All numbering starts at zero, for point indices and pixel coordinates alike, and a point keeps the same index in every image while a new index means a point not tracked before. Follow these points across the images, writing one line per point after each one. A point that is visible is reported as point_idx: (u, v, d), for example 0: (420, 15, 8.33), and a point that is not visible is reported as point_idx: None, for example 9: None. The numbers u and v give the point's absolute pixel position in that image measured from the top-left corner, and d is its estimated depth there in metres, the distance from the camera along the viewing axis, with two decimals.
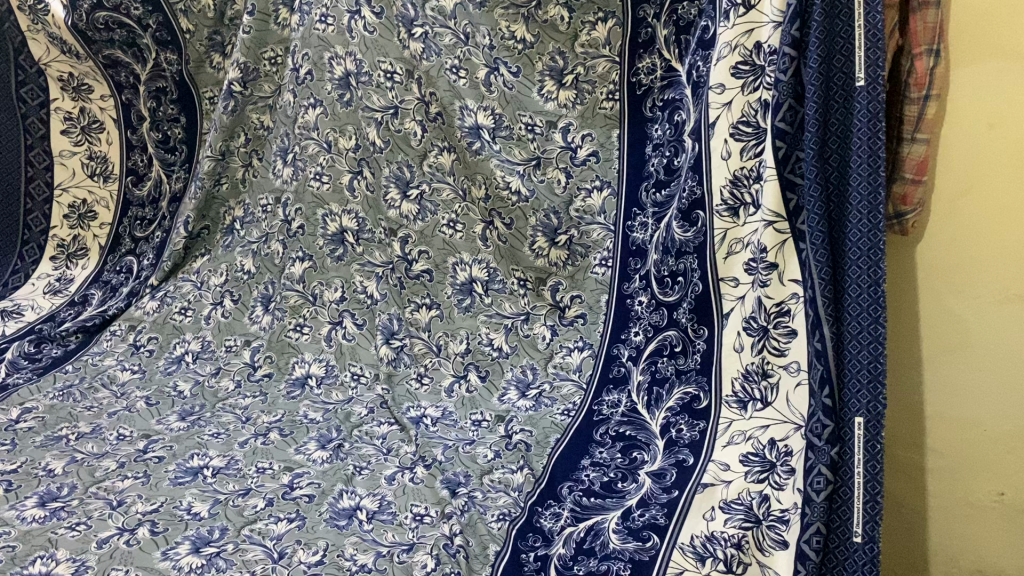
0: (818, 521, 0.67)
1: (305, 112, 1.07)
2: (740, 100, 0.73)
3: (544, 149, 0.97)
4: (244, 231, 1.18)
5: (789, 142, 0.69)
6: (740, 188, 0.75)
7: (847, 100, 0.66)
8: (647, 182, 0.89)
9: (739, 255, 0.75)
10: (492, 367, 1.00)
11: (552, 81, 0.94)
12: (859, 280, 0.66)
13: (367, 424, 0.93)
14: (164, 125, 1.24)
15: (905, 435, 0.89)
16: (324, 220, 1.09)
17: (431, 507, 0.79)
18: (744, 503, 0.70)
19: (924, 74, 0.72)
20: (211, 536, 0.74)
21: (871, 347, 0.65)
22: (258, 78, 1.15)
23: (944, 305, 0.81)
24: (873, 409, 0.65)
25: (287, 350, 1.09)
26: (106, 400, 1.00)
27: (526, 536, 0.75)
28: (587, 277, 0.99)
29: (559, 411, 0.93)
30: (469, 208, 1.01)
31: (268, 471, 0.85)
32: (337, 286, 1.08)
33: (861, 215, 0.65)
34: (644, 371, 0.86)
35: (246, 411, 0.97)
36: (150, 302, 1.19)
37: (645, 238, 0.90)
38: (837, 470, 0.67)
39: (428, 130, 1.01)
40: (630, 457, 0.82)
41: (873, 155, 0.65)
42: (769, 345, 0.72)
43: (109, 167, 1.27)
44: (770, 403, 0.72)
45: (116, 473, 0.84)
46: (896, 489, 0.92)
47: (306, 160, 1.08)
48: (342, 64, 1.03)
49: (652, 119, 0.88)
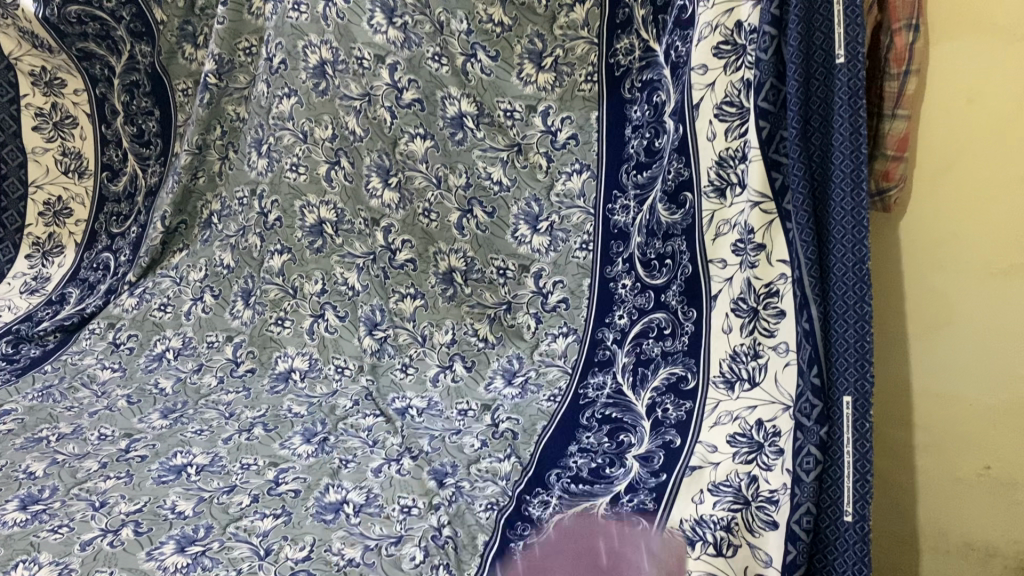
0: (807, 501, 0.66)
1: (279, 103, 1.06)
2: (723, 80, 0.73)
3: (525, 135, 0.96)
4: (222, 225, 1.17)
5: (771, 121, 0.68)
6: (726, 168, 0.74)
7: (828, 78, 0.65)
8: (627, 165, 0.89)
9: (727, 236, 0.75)
10: (477, 357, 0.99)
11: (532, 64, 0.93)
12: (844, 259, 0.66)
13: (353, 417, 0.92)
14: (139, 119, 1.21)
15: (891, 412, 0.89)
16: (302, 212, 1.07)
17: (419, 498, 0.79)
18: (733, 485, 0.69)
19: (904, 49, 0.71)
20: (196, 534, 0.74)
21: (858, 326, 0.65)
22: (233, 70, 1.13)
23: (928, 282, 0.81)
24: (861, 388, 0.65)
25: (269, 345, 1.07)
26: (87, 400, 0.99)
27: (515, 525, 0.75)
28: (570, 261, 0.96)
29: (545, 399, 0.92)
30: (442, 196, 1.00)
31: (253, 467, 0.84)
32: (316, 278, 1.07)
33: (845, 193, 0.65)
34: (629, 354, 0.86)
35: (230, 407, 0.96)
36: (128, 300, 1.18)
37: (627, 221, 0.89)
38: (826, 450, 0.67)
39: (398, 116, 1.00)
40: (617, 441, 0.81)
41: (855, 132, 0.64)
42: (758, 327, 0.72)
43: (84, 163, 1.24)
44: (758, 384, 0.71)
45: (98, 473, 0.83)
46: (884, 467, 0.92)
47: (281, 150, 1.07)
48: (316, 52, 1.01)
49: (632, 101, 0.88)
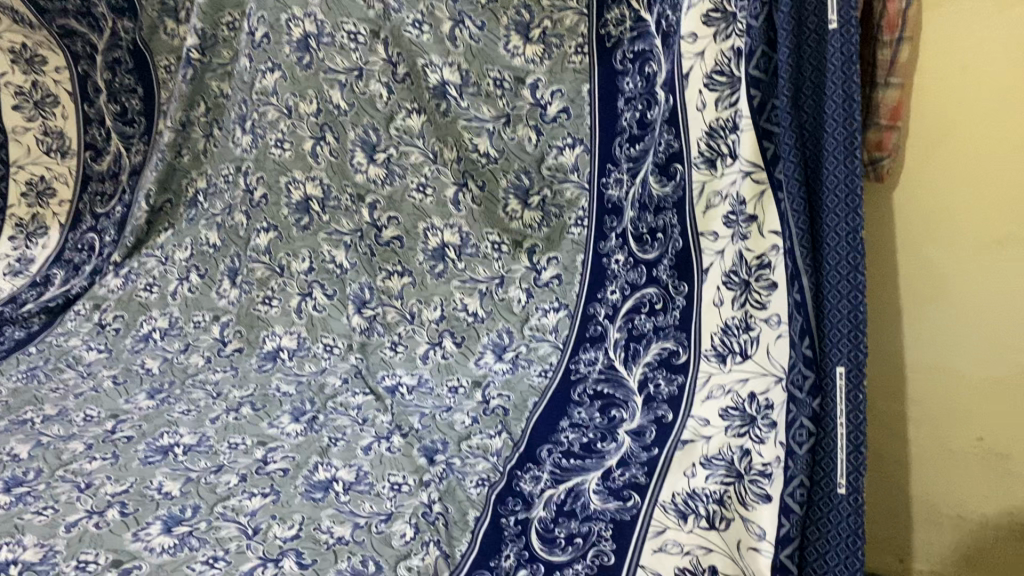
0: (801, 474, 0.65)
1: (263, 77, 1.05)
2: (713, 49, 0.71)
3: (514, 105, 0.94)
4: (208, 204, 1.16)
5: (763, 90, 0.67)
6: (716, 139, 0.73)
7: (821, 45, 0.64)
8: (620, 137, 0.87)
9: (718, 208, 0.74)
10: (467, 332, 0.97)
11: (518, 36, 0.92)
12: (837, 228, 0.64)
13: (342, 395, 0.91)
14: (122, 96, 1.19)
15: (885, 384, 0.89)
16: (288, 187, 1.06)
17: (409, 476, 0.78)
18: (725, 458, 0.69)
19: (897, 15, 0.70)
20: (183, 514, 0.73)
21: (851, 296, 0.63)
22: (216, 45, 1.12)
23: (920, 253, 0.81)
24: (855, 359, 0.63)
25: (256, 324, 1.05)
26: (72, 381, 0.98)
27: (506, 501, 0.74)
28: (563, 237, 0.96)
29: (536, 372, 0.91)
30: (440, 170, 0.99)
31: (241, 446, 0.83)
32: (304, 256, 1.05)
33: (838, 162, 0.64)
34: (621, 329, 0.85)
35: (218, 387, 0.95)
36: (114, 280, 1.16)
37: (620, 195, 0.88)
38: (819, 422, 0.65)
39: (393, 91, 0.98)
40: (608, 417, 0.81)
41: (847, 98, 0.62)
42: (750, 299, 0.71)
43: (66, 142, 1.21)
44: (750, 356, 0.71)
45: (83, 455, 0.82)
46: (878, 440, 0.92)
47: (266, 127, 1.06)
48: (300, 25, 1.00)
49: (623, 72, 0.86)
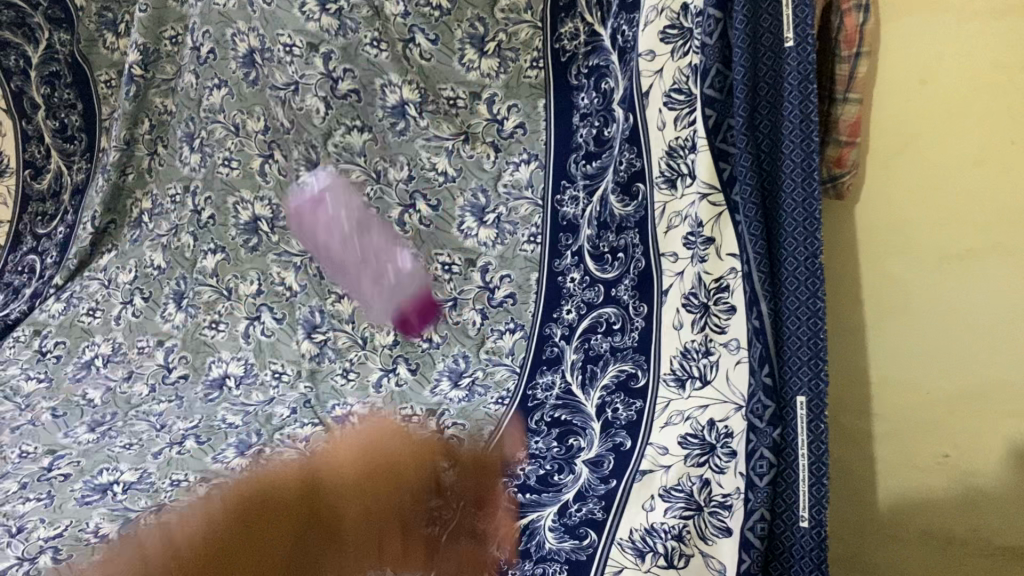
0: (762, 507, 0.63)
1: (210, 94, 1.00)
2: (672, 66, 0.69)
3: (470, 124, 0.92)
4: (153, 224, 1.11)
5: (718, 109, 0.65)
6: (676, 159, 0.71)
7: (777, 62, 0.62)
8: (576, 154, 0.86)
9: (678, 229, 0.71)
10: (422, 359, 0.95)
11: (473, 49, 0.90)
12: (795, 252, 0.62)
13: (290, 427, 0.88)
14: (62, 112, 1.14)
15: (850, 401, 0.86)
16: (235, 209, 1.02)
17: (358, 514, 0.75)
18: (684, 490, 0.66)
19: (854, 31, 0.68)
20: (120, 560, 0.69)
21: (811, 323, 0.62)
22: (158, 59, 1.07)
23: (883, 268, 0.79)
24: (815, 387, 0.62)
25: (202, 350, 1.00)
26: (9, 413, 0.93)
27: (458, 542, 0.72)
28: (517, 255, 0.93)
29: (491, 401, 0.88)
30: (383, 190, 0.96)
31: (183, 483, 0.79)
32: (252, 278, 1.01)
33: (795, 184, 0.62)
34: (577, 350, 0.83)
35: (161, 419, 0.91)
36: (54, 305, 1.11)
37: (577, 212, 0.86)
38: (780, 453, 0.64)
39: (332, 107, 0.94)
40: (566, 445, 0.78)
41: (805, 119, 0.61)
42: (710, 323, 0.68)
43: (4, 160, 1.14)
44: (709, 382, 0.68)
45: (16, 495, 0.78)
46: (843, 456, 0.89)
47: (213, 145, 1.02)
48: (245, 40, 0.96)
49: (578, 87, 0.86)
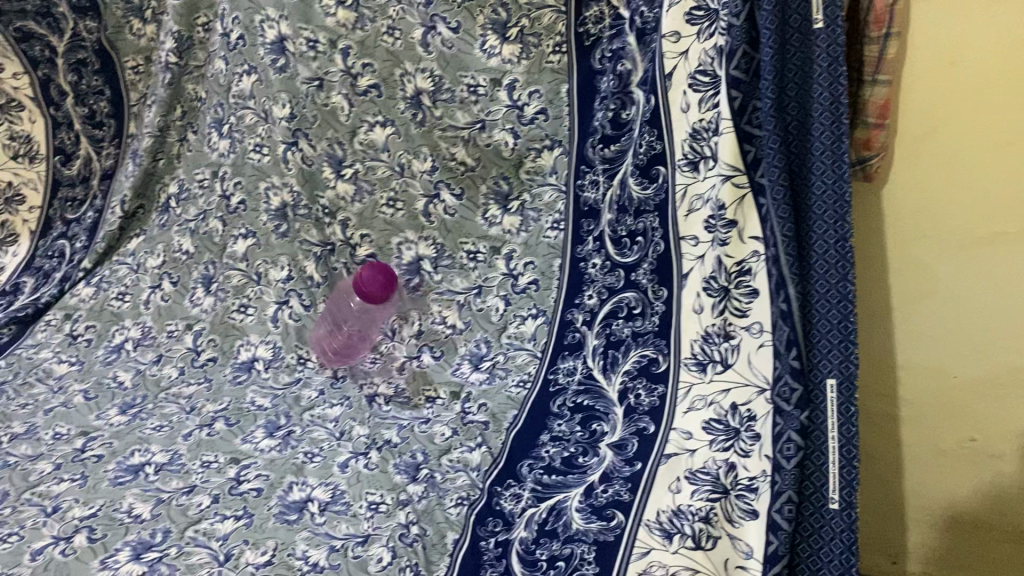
0: (790, 489, 0.62)
1: (240, 80, 1.01)
2: (697, 48, 0.69)
3: (489, 111, 0.91)
4: (181, 209, 1.12)
5: (744, 91, 0.65)
6: (699, 141, 0.71)
7: (805, 44, 0.61)
8: (593, 139, 0.86)
9: (699, 212, 0.71)
10: (445, 344, 0.97)
11: (496, 35, 0.88)
12: (825, 235, 0.62)
13: (319, 407, 0.90)
14: (90, 99, 1.16)
15: (875, 386, 0.86)
16: (267, 194, 1.03)
17: (386, 495, 0.76)
18: (710, 473, 0.67)
19: (884, 11, 0.67)
20: (153, 539, 0.70)
21: (841, 306, 0.61)
22: (192, 47, 1.08)
23: (910, 252, 0.78)
24: (845, 370, 0.61)
25: (231, 333, 1.02)
26: (42, 396, 0.95)
27: (486, 521, 0.72)
28: (540, 242, 0.93)
29: (513, 384, 0.89)
30: (408, 183, 0.97)
31: (214, 465, 0.80)
32: (282, 264, 1.03)
33: (825, 167, 0.62)
34: (599, 335, 0.83)
35: (191, 401, 0.92)
36: (85, 289, 1.12)
37: (597, 196, 0.86)
38: (808, 435, 0.63)
39: (355, 104, 0.95)
40: (590, 430, 0.78)
41: (834, 102, 0.61)
42: (730, 307, 0.69)
43: (35, 147, 1.17)
44: (731, 365, 0.68)
45: (51, 476, 0.80)
46: (869, 442, 0.89)
47: (244, 131, 1.02)
48: (273, 27, 0.95)
49: (601, 71, 0.84)
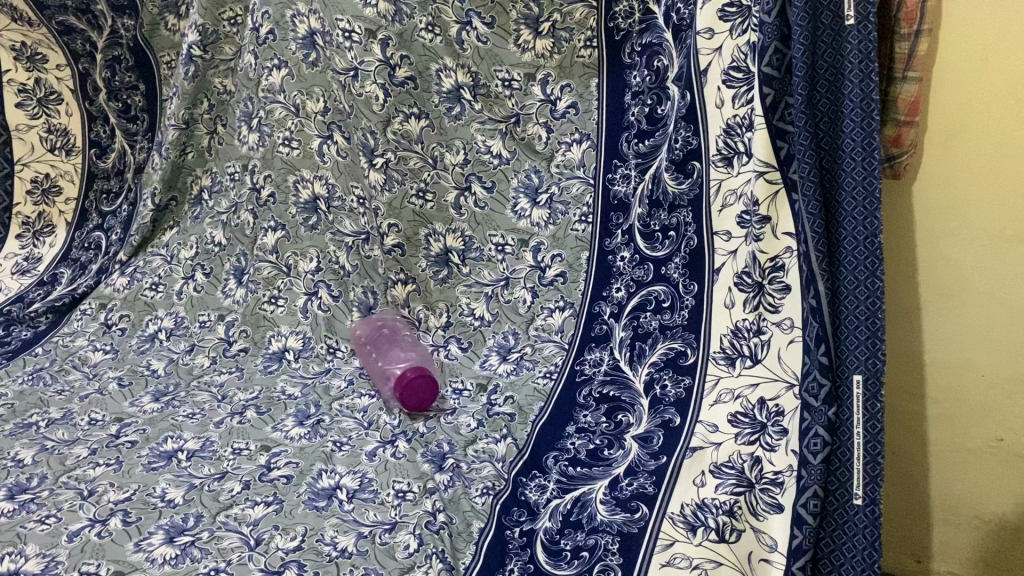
0: (816, 484, 0.63)
1: (268, 74, 0.96)
2: (730, 44, 0.70)
3: (523, 105, 0.94)
4: (213, 202, 1.14)
5: (777, 87, 0.65)
6: (733, 137, 0.71)
7: (837, 41, 0.61)
8: (628, 132, 0.87)
9: (733, 207, 0.72)
10: (473, 336, 0.98)
11: (529, 30, 0.91)
12: (854, 231, 0.62)
13: (348, 397, 0.91)
14: (124, 94, 1.18)
15: (903, 382, 0.86)
16: (296, 187, 0.99)
17: (414, 483, 0.77)
18: (735, 466, 0.67)
19: (916, 8, 0.67)
20: (186, 523, 0.72)
21: (870, 302, 0.61)
22: (218, 40, 1.09)
23: (939, 248, 0.78)
24: (872, 367, 0.61)
25: (262, 324, 1.04)
26: (78, 383, 0.97)
27: (511, 511, 0.73)
28: (568, 234, 0.95)
29: (540, 375, 0.90)
30: (439, 175, 0.98)
31: (245, 452, 0.82)
32: (311, 256, 1.00)
33: (855, 163, 0.61)
34: (626, 328, 0.84)
35: (222, 389, 0.94)
36: (119, 279, 1.15)
37: (628, 190, 0.87)
38: (835, 431, 0.63)
39: (390, 94, 0.95)
40: (615, 421, 0.79)
41: (866, 98, 0.60)
42: (763, 302, 0.69)
43: (71, 139, 1.20)
44: (760, 360, 0.69)
45: (87, 460, 0.81)
46: (895, 439, 0.89)
47: (272, 125, 0.97)
48: (304, 21, 0.92)
49: (631, 66, 0.86)
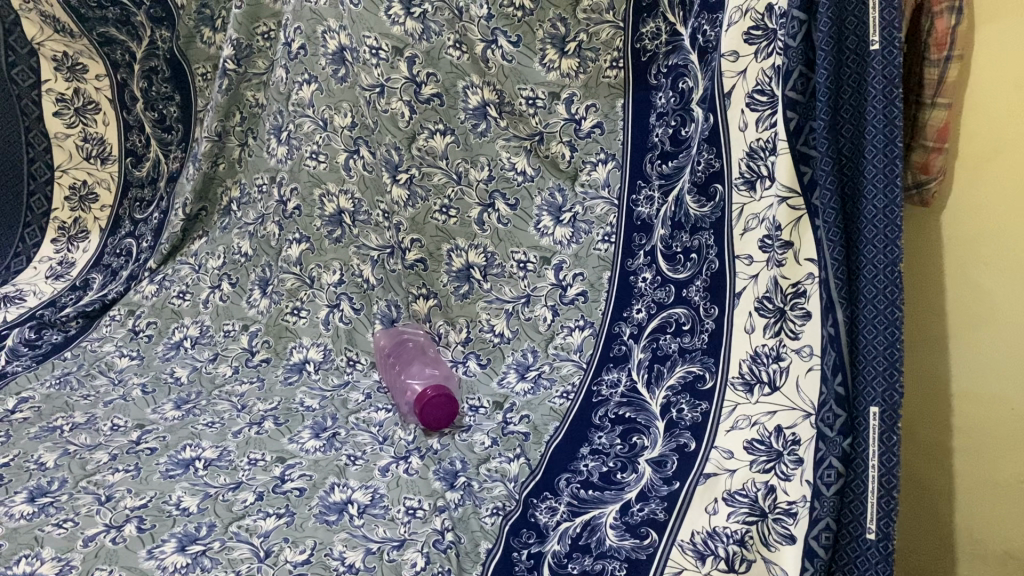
0: (828, 516, 0.62)
1: (299, 89, 1.01)
2: (754, 67, 0.69)
3: (547, 123, 0.94)
4: (242, 213, 1.15)
5: (800, 112, 0.65)
6: (756, 160, 0.70)
7: (862, 66, 0.61)
8: (652, 154, 0.86)
9: (755, 232, 0.71)
10: (492, 353, 0.98)
11: (555, 49, 0.91)
12: (874, 259, 0.61)
13: (365, 411, 0.92)
14: (160, 104, 1.20)
15: (930, 411, 0.84)
16: (321, 201, 1.03)
17: (424, 500, 0.77)
18: (749, 495, 0.66)
19: (945, 33, 0.67)
20: (198, 533, 0.72)
21: (888, 332, 0.60)
22: (252, 55, 1.10)
23: (967, 277, 0.76)
24: (889, 399, 0.60)
25: (285, 335, 1.06)
26: (103, 388, 0.99)
27: (520, 532, 0.73)
28: (591, 253, 0.94)
29: (556, 395, 0.90)
30: (463, 192, 0.98)
31: (260, 462, 0.82)
32: (335, 269, 1.04)
33: (877, 190, 0.60)
34: (645, 349, 0.83)
35: (243, 399, 0.95)
36: (148, 286, 1.16)
37: (651, 212, 0.87)
38: (850, 463, 0.62)
39: (417, 110, 0.96)
40: (630, 443, 0.78)
41: (888, 124, 0.59)
42: (785, 328, 0.68)
43: (107, 149, 1.23)
44: (778, 388, 0.67)
45: (107, 466, 0.83)
46: (921, 469, 0.87)
47: (301, 138, 1.03)
48: (335, 37, 0.97)
49: (657, 87, 0.86)
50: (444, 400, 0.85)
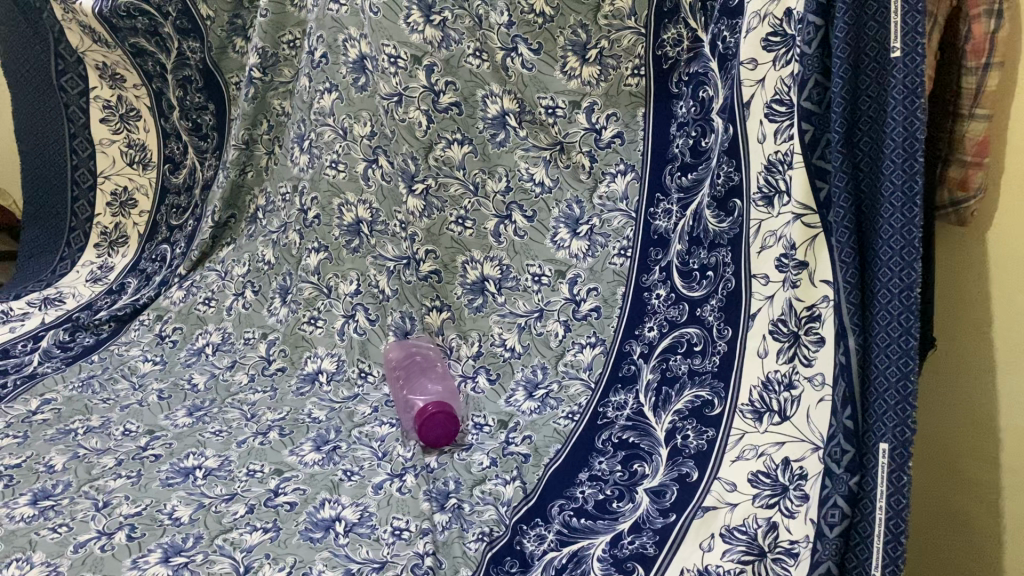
0: (829, 559, 0.58)
1: (321, 97, 1.00)
2: (774, 76, 0.65)
3: (566, 133, 0.91)
4: (266, 221, 1.16)
5: (815, 124, 0.60)
6: (775, 174, 0.65)
7: (882, 73, 0.55)
8: (671, 165, 0.82)
9: (772, 250, 0.65)
10: (503, 368, 0.95)
11: (576, 57, 0.89)
12: (889, 284, 0.55)
13: (369, 424, 0.91)
14: (194, 113, 1.21)
15: (975, 446, 0.77)
16: (340, 210, 1.03)
17: (412, 521, 0.74)
18: (748, 532, 0.62)
19: (982, 40, 0.61)
20: (185, 544, 0.72)
21: (901, 363, 0.55)
22: (277, 63, 1.10)
23: (1013, 300, 0.69)
24: (899, 436, 0.55)
25: (301, 344, 1.05)
26: (123, 392, 1.00)
27: (503, 561, 0.70)
28: (606, 268, 0.91)
29: (562, 416, 0.86)
30: (479, 203, 0.96)
31: (258, 474, 0.82)
32: (352, 278, 1.03)
33: (894, 209, 0.55)
34: (654, 370, 0.79)
35: (253, 407, 0.95)
36: (177, 292, 1.17)
37: (668, 226, 0.82)
38: (856, 503, 0.58)
39: (433, 120, 0.95)
40: (631, 470, 0.74)
41: (908, 137, 0.54)
42: (799, 354, 0.63)
43: (147, 155, 1.26)
44: (788, 418, 0.63)
45: (111, 471, 0.83)
46: (966, 506, 0.79)
47: (321, 147, 1.02)
48: (356, 46, 0.96)
49: (678, 96, 0.82)
50: (442, 419, 0.83)
